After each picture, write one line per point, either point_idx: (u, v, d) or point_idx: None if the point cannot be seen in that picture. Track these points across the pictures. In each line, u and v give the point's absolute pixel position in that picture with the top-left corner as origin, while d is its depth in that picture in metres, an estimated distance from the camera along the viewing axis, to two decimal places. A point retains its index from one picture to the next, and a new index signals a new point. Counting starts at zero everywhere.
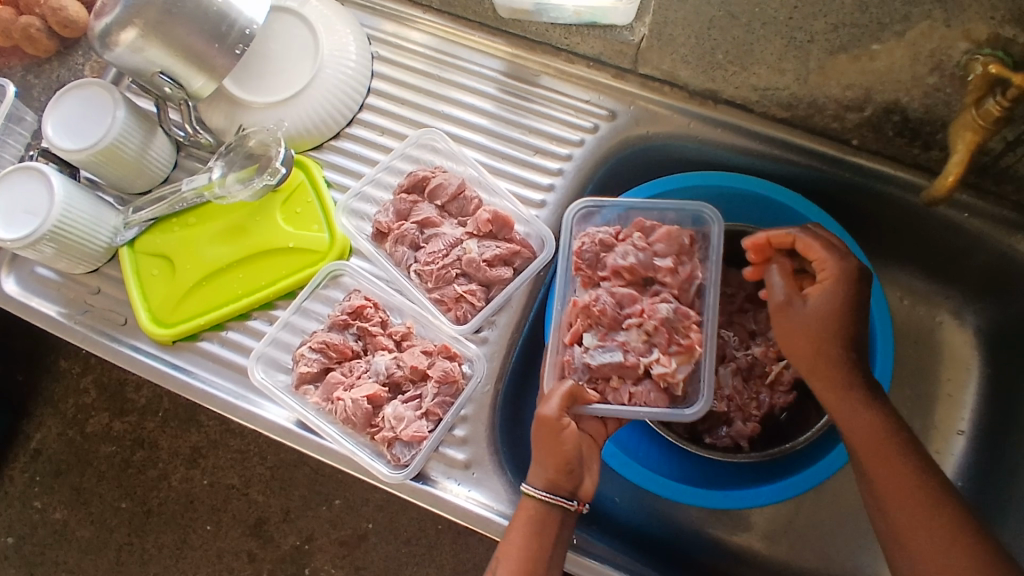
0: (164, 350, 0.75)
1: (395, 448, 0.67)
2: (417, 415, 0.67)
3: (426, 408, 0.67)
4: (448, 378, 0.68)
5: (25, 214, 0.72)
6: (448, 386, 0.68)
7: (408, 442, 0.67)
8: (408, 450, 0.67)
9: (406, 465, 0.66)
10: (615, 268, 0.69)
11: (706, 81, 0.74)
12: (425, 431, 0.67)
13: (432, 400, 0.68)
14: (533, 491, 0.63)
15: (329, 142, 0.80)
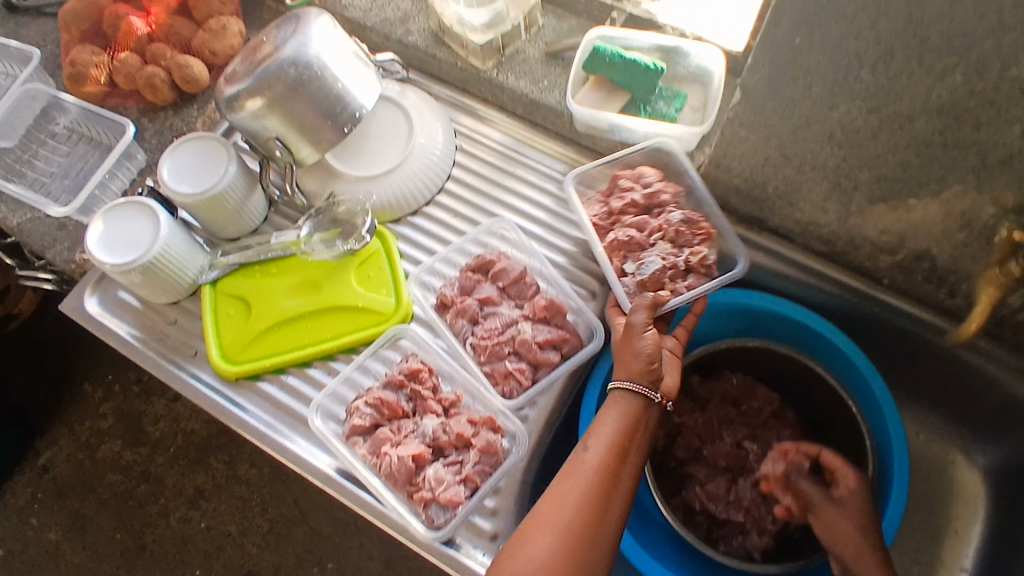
0: (225, 385, 0.80)
1: (431, 509, 0.70)
2: (456, 480, 0.71)
3: (465, 474, 0.71)
4: (490, 448, 0.72)
5: (128, 242, 0.78)
6: (489, 456, 0.72)
7: (444, 505, 0.70)
8: (443, 512, 0.70)
9: (439, 527, 0.69)
10: (620, 209, 0.81)
11: (755, 209, 0.82)
12: (461, 496, 0.70)
13: (472, 467, 0.72)
14: (622, 383, 0.69)
15: (406, 217, 0.88)
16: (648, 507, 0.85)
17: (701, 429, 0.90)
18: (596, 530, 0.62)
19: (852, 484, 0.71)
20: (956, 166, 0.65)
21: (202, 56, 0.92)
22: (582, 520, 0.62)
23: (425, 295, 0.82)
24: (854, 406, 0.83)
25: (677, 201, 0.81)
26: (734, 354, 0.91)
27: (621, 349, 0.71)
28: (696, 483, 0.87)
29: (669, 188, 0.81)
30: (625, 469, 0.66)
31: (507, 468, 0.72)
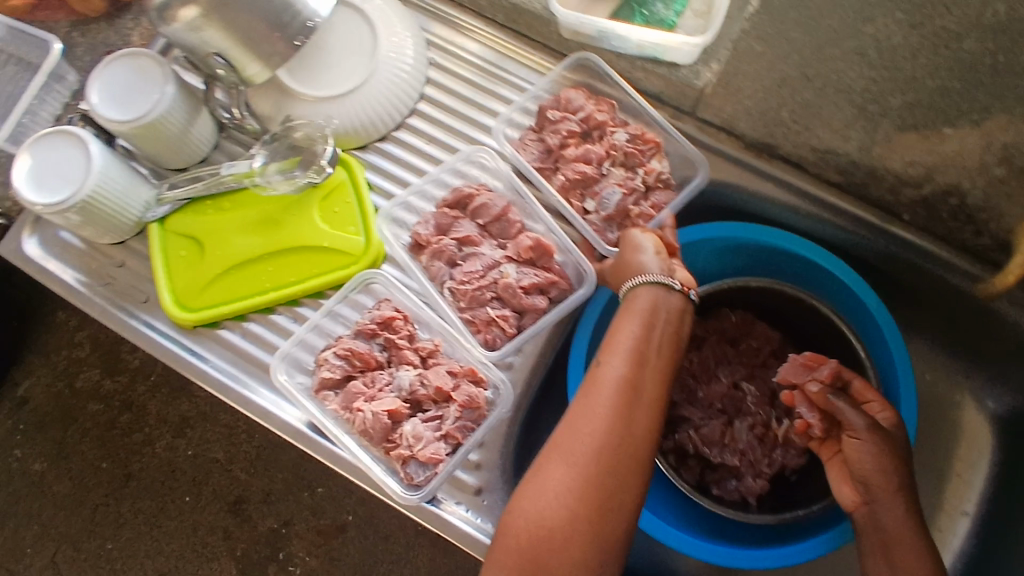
0: (183, 333, 0.73)
1: (409, 467, 0.66)
2: (435, 436, 0.66)
3: (446, 431, 0.66)
4: (472, 403, 0.67)
5: (58, 178, 0.68)
6: (472, 411, 0.67)
7: (423, 462, 0.65)
8: (423, 470, 0.66)
9: (419, 486, 0.65)
10: (558, 144, 0.73)
11: (765, 134, 0.72)
12: (442, 453, 0.66)
13: (453, 422, 0.67)
14: (636, 280, 0.64)
15: (373, 143, 0.78)
16: None
17: (697, 369, 0.85)
18: (623, 444, 0.57)
19: (890, 423, 0.65)
20: None
21: None
22: (605, 436, 0.57)
23: (399, 236, 0.74)
24: (863, 350, 0.77)
25: (617, 119, 0.74)
26: (735, 294, 0.83)
27: (628, 248, 0.67)
28: (690, 426, 0.83)
29: (602, 107, 0.74)
30: (648, 372, 0.60)
31: (490, 423, 0.67)
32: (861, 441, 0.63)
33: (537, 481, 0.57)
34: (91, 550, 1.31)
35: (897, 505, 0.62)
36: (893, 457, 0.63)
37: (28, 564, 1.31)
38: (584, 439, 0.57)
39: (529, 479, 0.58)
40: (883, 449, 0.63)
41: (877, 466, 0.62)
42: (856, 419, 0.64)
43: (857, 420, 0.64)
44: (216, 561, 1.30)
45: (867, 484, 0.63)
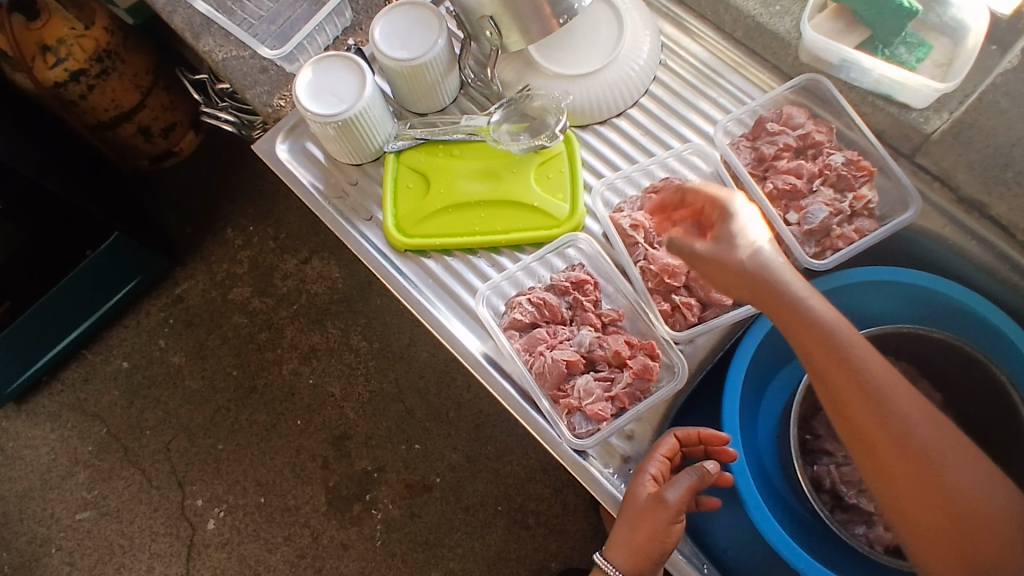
0: (393, 253, 0.82)
1: (574, 417, 0.71)
2: (604, 396, 0.71)
3: (614, 393, 0.71)
4: (645, 373, 0.72)
5: (332, 95, 0.79)
6: (642, 381, 0.72)
7: (588, 416, 0.71)
8: (586, 423, 0.71)
9: (581, 436, 0.70)
10: (772, 155, 0.77)
11: (981, 192, 0.75)
12: (607, 413, 0.70)
13: (622, 387, 0.71)
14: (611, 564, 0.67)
15: (594, 125, 0.85)
16: (768, 471, 0.81)
17: None
18: None
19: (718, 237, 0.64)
20: None
21: None
22: None
23: (604, 211, 0.80)
24: None
25: (834, 142, 0.77)
26: (907, 344, 0.80)
27: (635, 529, 0.65)
28: (831, 461, 0.80)
29: (821, 129, 0.77)
30: None
31: (657, 396, 0.72)
32: (737, 262, 0.62)
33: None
34: (204, 446, 1.43)
35: (868, 387, 0.58)
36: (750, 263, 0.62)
37: (144, 444, 1.43)
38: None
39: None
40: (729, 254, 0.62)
41: (734, 273, 0.62)
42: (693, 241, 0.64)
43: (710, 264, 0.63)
44: (309, 486, 1.39)
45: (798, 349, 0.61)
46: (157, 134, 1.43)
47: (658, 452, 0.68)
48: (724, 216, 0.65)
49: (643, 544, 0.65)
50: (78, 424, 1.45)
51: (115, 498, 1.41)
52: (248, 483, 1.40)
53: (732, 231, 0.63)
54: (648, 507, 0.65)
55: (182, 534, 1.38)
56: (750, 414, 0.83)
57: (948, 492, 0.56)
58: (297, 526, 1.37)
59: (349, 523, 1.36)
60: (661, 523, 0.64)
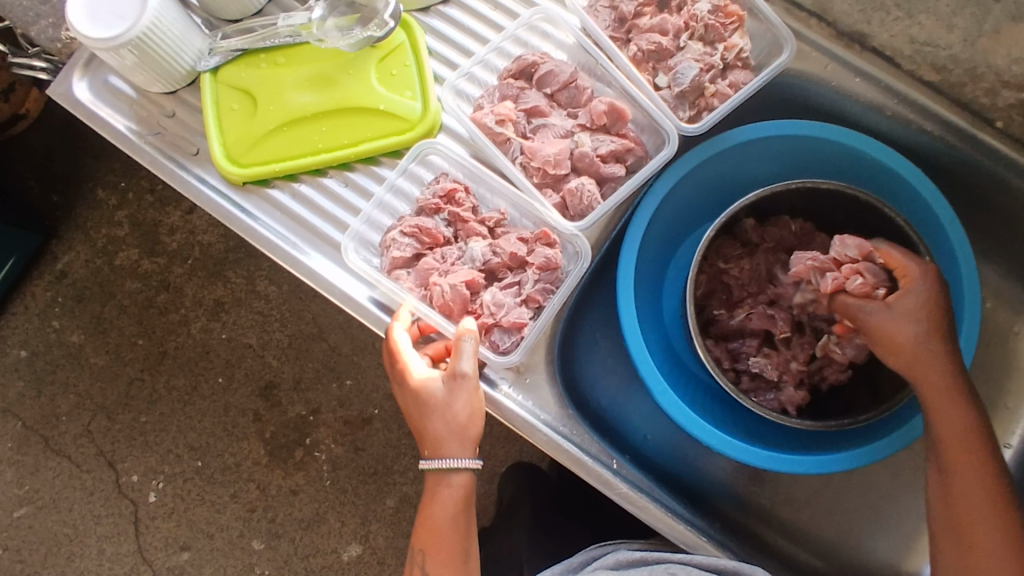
0: (231, 189, 0.72)
1: (494, 335, 0.66)
2: (516, 302, 0.66)
3: (526, 296, 0.66)
4: (550, 265, 0.66)
5: (112, 13, 0.66)
6: (549, 273, 0.66)
7: (507, 329, 0.65)
8: (507, 337, 0.66)
9: (507, 352, 0.65)
10: (634, 13, 0.68)
11: (860, 21, 0.69)
12: (525, 319, 0.65)
13: (533, 286, 0.66)
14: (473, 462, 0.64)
15: (437, 6, 0.74)
16: (678, 352, 0.80)
17: (746, 277, 0.79)
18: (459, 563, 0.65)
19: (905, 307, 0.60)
20: None
21: None
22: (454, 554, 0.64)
23: (456, 103, 0.70)
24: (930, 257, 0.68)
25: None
26: (802, 199, 0.75)
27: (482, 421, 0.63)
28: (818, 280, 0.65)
29: None
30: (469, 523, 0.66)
31: (569, 286, 0.66)
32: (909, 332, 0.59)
33: (426, 520, 0.64)
34: (126, 421, 1.31)
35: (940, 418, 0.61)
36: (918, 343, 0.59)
37: (64, 430, 1.31)
38: (439, 523, 0.64)
39: (428, 508, 0.65)
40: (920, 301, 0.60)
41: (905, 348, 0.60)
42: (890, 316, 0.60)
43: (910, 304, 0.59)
44: (246, 441, 1.29)
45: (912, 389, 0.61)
46: None
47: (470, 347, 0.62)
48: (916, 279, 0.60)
49: (433, 420, 0.62)
50: None
51: (47, 490, 1.30)
52: (181, 450, 1.30)
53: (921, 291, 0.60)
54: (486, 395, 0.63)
55: (125, 511, 1.28)
56: (646, 301, 0.79)
57: (982, 527, 0.60)
58: (242, 482, 1.28)
59: (295, 470, 1.28)
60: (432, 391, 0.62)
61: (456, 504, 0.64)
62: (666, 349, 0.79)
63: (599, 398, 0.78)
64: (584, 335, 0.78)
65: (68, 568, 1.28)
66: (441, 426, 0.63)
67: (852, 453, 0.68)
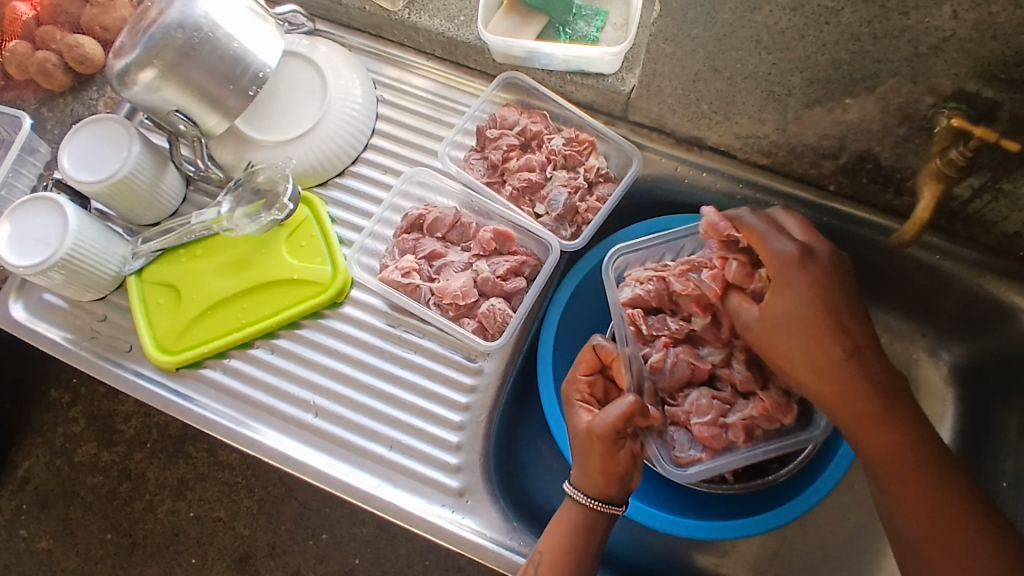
0: (167, 376, 0.77)
1: (678, 434, 0.71)
2: (713, 419, 0.70)
3: (729, 421, 0.69)
4: (777, 408, 0.69)
5: (37, 241, 0.73)
6: (766, 418, 0.69)
7: (692, 436, 0.70)
8: (688, 445, 0.70)
9: (674, 457, 0.69)
10: (502, 158, 0.78)
11: (692, 128, 0.78)
12: (709, 436, 0.69)
13: (737, 415, 0.70)
14: (582, 499, 0.65)
15: (334, 179, 0.83)
16: None
17: None
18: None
19: (782, 297, 0.61)
20: (888, 59, 0.61)
21: (93, 33, 0.87)
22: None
23: (367, 262, 0.79)
24: None
25: (551, 127, 0.79)
26: None
27: (610, 475, 0.64)
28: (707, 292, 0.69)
29: (535, 119, 0.79)
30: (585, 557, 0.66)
31: (783, 439, 0.69)
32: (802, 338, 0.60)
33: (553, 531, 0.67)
34: None
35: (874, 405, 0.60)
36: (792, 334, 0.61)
37: None
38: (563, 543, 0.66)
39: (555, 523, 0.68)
40: (802, 297, 0.60)
41: (779, 343, 0.61)
42: (750, 313, 0.64)
43: (790, 300, 0.61)
44: None
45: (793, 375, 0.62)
46: None
47: (616, 408, 0.64)
48: (792, 285, 0.61)
49: (577, 459, 0.66)
50: None
51: None
52: None
53: (800, 295, 0.60)
54: (620, 454, 0.64)
55: None
56: None
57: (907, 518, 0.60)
58: None
59: None
60: (580, 431, 0.66)
61: (571, 532, 0.66)
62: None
63: (547, 506, 0.79)
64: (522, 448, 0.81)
65: None
66: (581, 462, 0.66)
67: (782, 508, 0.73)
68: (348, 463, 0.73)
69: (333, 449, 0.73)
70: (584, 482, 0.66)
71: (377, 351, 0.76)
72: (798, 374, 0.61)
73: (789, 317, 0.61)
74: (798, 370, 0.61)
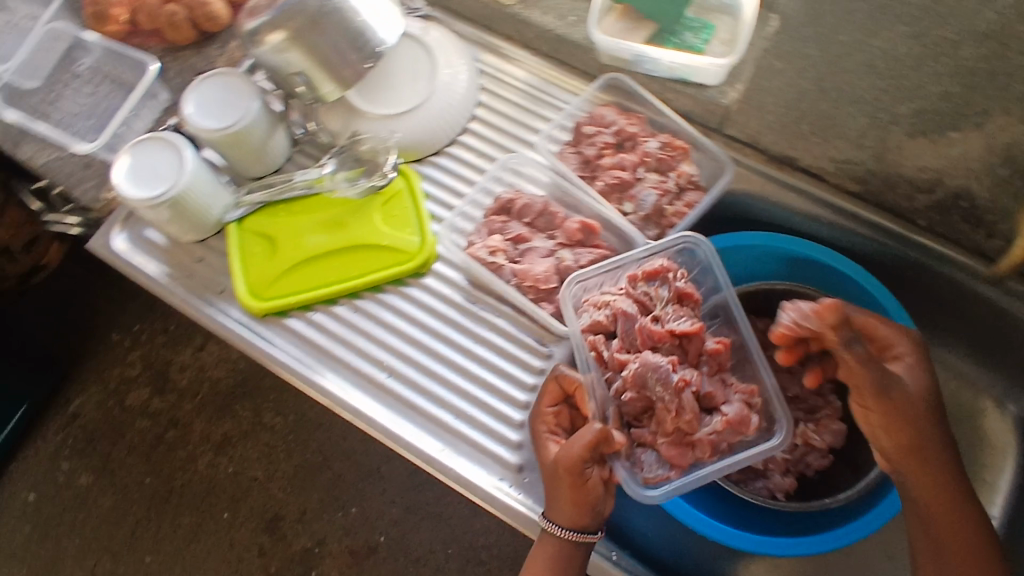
0: (253, 320, 0.81)
1: (645, 455, 0.70)
2: (684, 439, 0.68)
3: (698, 438, 0.68)
4: (741, 423, 0.68)
5: (153, 177, 0.77)
6: (736, 431, 0.68)
7: (660, 456, 0.69)
8: (656, 464, 0.69)
9: (646, 476, 0.69)
10: (596, 154, 0.80)
11: (787, 147, 0.79)
12: (677, 454, 0.68)
13: (709, 429, 0.68)
14: (558, 531, 0.67)
15: (429, 157, 0.87)
16: None
17: None
18: None
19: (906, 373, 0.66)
20: (999, 96, 0.62)
21: None
22: None
23: (455, 241, 0.81)
24: None
25: (647, 130, 0.81)
26: (762, 300, 0.86)
27: (578, 505, 0.66)
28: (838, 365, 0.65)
29: (632, 120, 0.81)
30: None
31: (750, 449, 0.69)
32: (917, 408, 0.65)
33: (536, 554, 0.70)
34: (130, 563, 1.30)
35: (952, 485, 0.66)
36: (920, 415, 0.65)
37: None
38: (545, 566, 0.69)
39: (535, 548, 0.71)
40: (920, 377, 0.66)
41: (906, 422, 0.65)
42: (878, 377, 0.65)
43: (912, 376, 0.66)
44: None
45: (889, 455, 0.67)
46: None
47: (580, 438, 0.66)
48: (912, 363, 0.67)
49: (546, 490, 0.68)
50: None
51: None
52: None
53: (920, 376, 0.66)
54: (586, 484, 0.66)
55: None
56: None
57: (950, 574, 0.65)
58: None
59: None
60: (550, 462, 0.68)
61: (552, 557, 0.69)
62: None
63: None
64: None
65: None
66: (552, 495, 0.67)
67: (839, 531, 0.72)
68: (413, 425, 0.75)
69: (402, 410, 0.76)
70: (556, 515, 0.67)
71: (454, 324, 0.79)
72: (901, 449, 0.66)
73: (911, 390, 0.65)
74: (908, 443, 0.65)
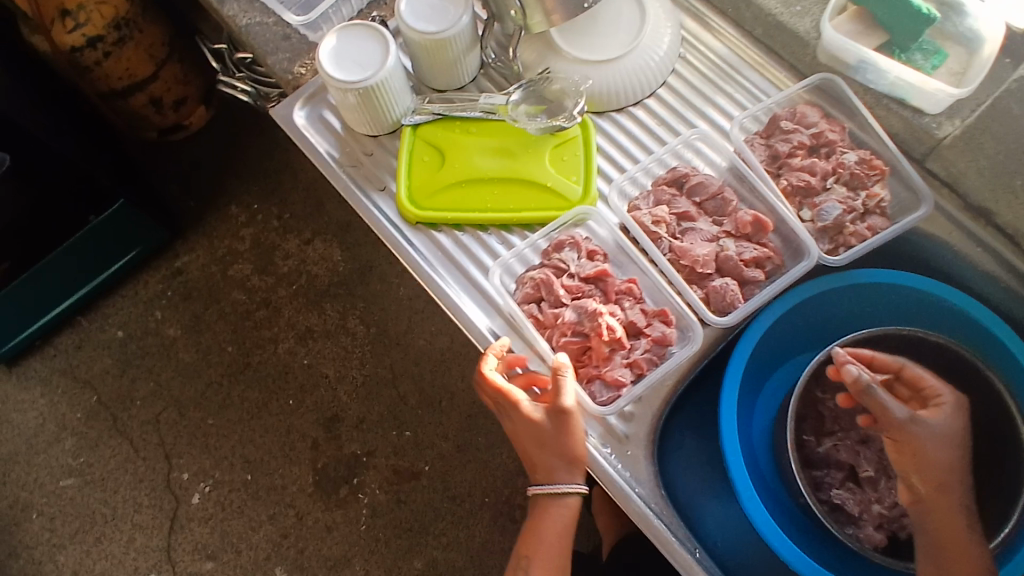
0: (405, 224, 0.83)
1: (595, 386, 0.72)
2: (623, 363, 0.72)
3: (633, 360, 0.73)
4: (663, 341, 0.73)
5: (355, 63, 0.79)
6: (660, 348, 0.73)
7: (608, 384, 0.72)
8: (606, 391, 0.72)
9: (604, 403, 0.71)
10: (787, 152, 0.78)
11: (988, 198, 0.75)
12: (626, 379, 0.72)
13: (641, 353, 0.73)
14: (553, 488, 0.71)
15: (611, 112, 0.86)
16: (762, 469, 0.80)
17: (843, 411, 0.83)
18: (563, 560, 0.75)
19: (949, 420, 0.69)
20: None
21: None
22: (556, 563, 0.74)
23: (619, 202, 0.80)
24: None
25: (847, 141, 0.78)
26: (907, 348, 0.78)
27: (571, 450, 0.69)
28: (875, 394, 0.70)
29: (834, 128, 0.78)
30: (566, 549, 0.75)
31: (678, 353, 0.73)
32: (944, 450, 0.68)
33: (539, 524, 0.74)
34: (194, 420, 1.35)
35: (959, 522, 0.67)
36: (947, 454, 0.68)
37: (133, 415, 1.36)
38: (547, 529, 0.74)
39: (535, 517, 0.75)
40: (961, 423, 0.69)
41: (934, 458, 0.68)
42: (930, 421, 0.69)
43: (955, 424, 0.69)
44: (298, 466, 1.32)
45: (912, 486, 0.69)
46: (167, 105, 1.36)
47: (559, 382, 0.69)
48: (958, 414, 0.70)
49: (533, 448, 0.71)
50: (68, 390, 1.38)
51: (100, 466, 1.34)
52: (236, 460, 1.33)
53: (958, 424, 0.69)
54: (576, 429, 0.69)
55: (166, 506, 1.31)
56: (749, 408, 0.83)
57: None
58: (282, 506, 1.30)
59: (335, 506, 1.30)
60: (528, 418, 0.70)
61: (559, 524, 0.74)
62: (755, 476, 0.79)
63: (679, 493, 0.76)
64: (678, 427, 0.79)
65: (94, 549, 1.29)
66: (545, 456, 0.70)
67: None
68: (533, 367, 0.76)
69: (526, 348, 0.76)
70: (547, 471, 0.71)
71: None
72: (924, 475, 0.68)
73: (936, 437, 0.68)
74: (929, 470, 0.68)
